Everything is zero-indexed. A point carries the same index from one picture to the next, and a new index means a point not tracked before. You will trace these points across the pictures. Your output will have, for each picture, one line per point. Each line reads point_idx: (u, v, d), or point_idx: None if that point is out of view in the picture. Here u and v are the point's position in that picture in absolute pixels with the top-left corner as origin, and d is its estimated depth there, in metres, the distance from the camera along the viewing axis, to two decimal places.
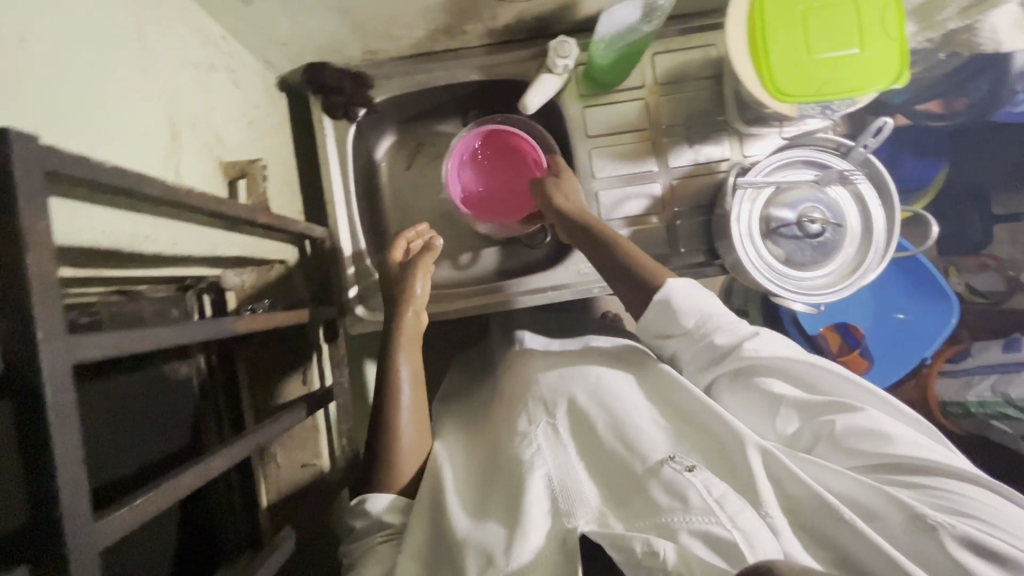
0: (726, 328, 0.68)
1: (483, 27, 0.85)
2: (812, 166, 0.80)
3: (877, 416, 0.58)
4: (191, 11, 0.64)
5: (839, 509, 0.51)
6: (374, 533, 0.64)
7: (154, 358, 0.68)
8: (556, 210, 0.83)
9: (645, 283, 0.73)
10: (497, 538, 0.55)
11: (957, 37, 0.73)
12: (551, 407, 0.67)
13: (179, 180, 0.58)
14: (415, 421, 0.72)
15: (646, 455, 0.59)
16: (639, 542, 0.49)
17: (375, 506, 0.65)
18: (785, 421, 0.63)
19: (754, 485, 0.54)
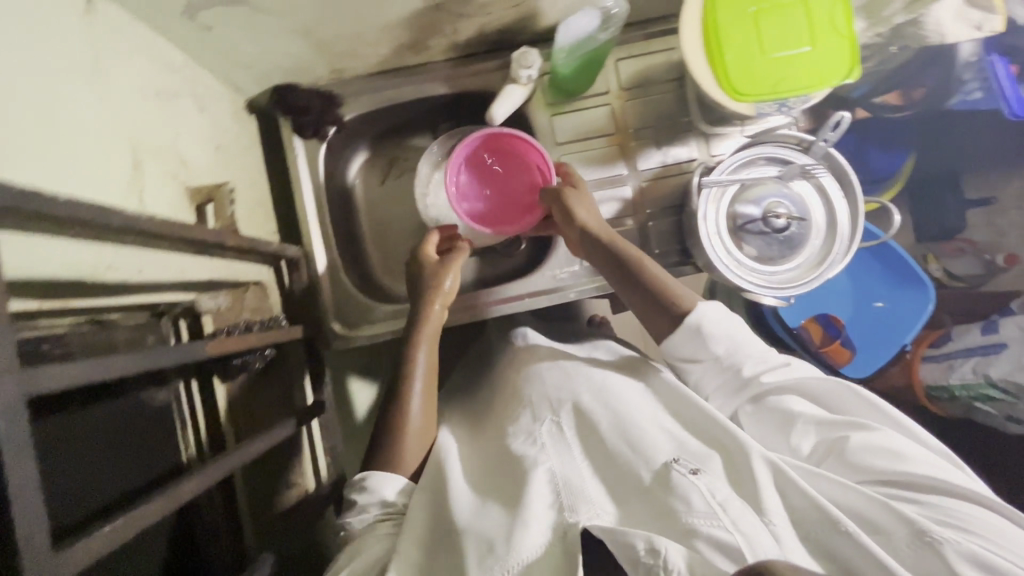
0: (757, 360, 0.69)
1: (447, 42, 0.86)
2: (775, 163, 0.82)
3: (893, 436, 0.59)
4: (152, 40, 0.65)
5: (842, 522, 0.52)
6: (375, 513, 0.65)
7: (128, 385, 0.68)
8: (576, 225, 0.81)
9: (669, 307, 0.74)
10: (499, 528, 0.56)
11: (905, 31, 0.75)
12: (556, 407, 0.69)
13: (143, 208, 0.58)
14: (425, 413, 0.74)
15: (649, 457, 0.60)
16: (639, 540, 0.50)
17: (380, 485, 0.66)
18: (801, 437, 0.63)
19: (758, 491, 0.55)
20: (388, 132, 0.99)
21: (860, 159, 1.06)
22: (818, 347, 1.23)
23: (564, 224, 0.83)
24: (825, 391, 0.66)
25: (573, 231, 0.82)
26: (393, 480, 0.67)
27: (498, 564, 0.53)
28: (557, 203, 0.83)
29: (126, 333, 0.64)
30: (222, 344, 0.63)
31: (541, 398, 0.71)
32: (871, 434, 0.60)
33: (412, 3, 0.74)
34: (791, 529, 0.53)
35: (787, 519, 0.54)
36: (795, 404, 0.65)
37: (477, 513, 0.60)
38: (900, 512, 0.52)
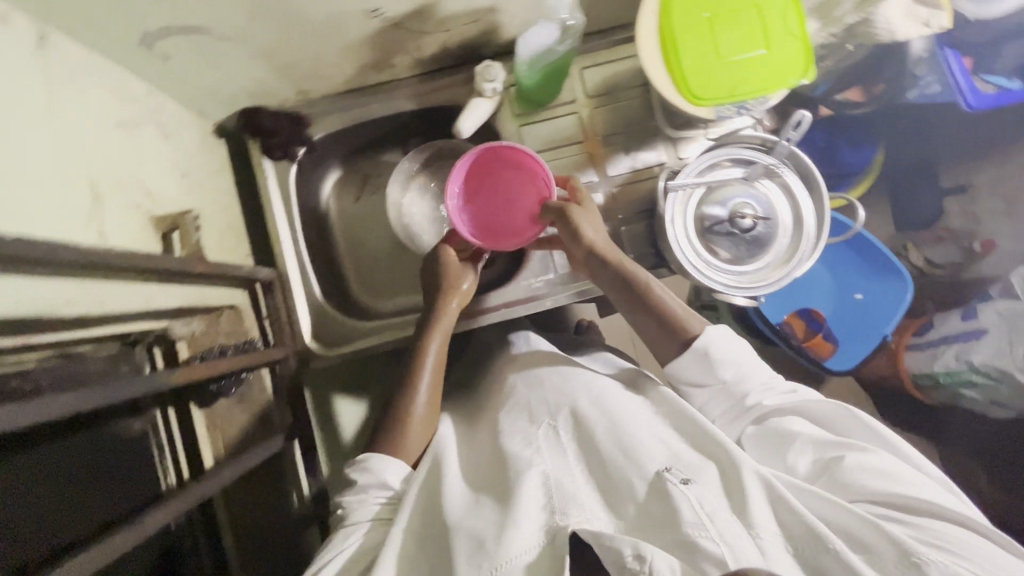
0: (762, 389, 0.71)
1: (411, 59, 0.87)
2: (740, 164, 0.83)
3: (890, 461, 0.59)
4: (111, 71, 0.65)
5: (828, 538, 0.51)
6: (373, 494, 0.68)
7: (101, 416, 0.69)
8: (583, 245, 0.80)
9: (675, 330, 0.75)
10: (489, 525, 0.57)
11: (857, 30, 0.76)
12: (553, 411, 0.70)
13: (105, 242, 0.58)
14: (428, 409, 0.77)
15: (642, 464, 0.60)
16: (627, 547, 0.51)
17: (380, 468, 0.70)
18: (797, 455, 0.64)
19: (747, 502, 0.55)
20: (360, 149, 0.99)
21: (830, 155, 1.07)
22: (802, 342, 1.23)
23: (569, 242, 0.82)
24: (826, 415, 0.66)
25: (579, 250, 0.81)
26: (392, 463, 0.70)
27: (488, 560, 0.54)
28: (564, 223, 0.81)
29: (94, 364, 0.66)
30: (195, 371, 0.62)
31: (540, 402, 0.72)
32: (865, 456, 0.60)
33: (372, 22, 0.75)
34: (779, 544, 0.52)
35: (773, 523, 0.54)
36: (794, 424, 0.66)
37: (468, 511, 0.61)
38: (887, 531, 0.51)
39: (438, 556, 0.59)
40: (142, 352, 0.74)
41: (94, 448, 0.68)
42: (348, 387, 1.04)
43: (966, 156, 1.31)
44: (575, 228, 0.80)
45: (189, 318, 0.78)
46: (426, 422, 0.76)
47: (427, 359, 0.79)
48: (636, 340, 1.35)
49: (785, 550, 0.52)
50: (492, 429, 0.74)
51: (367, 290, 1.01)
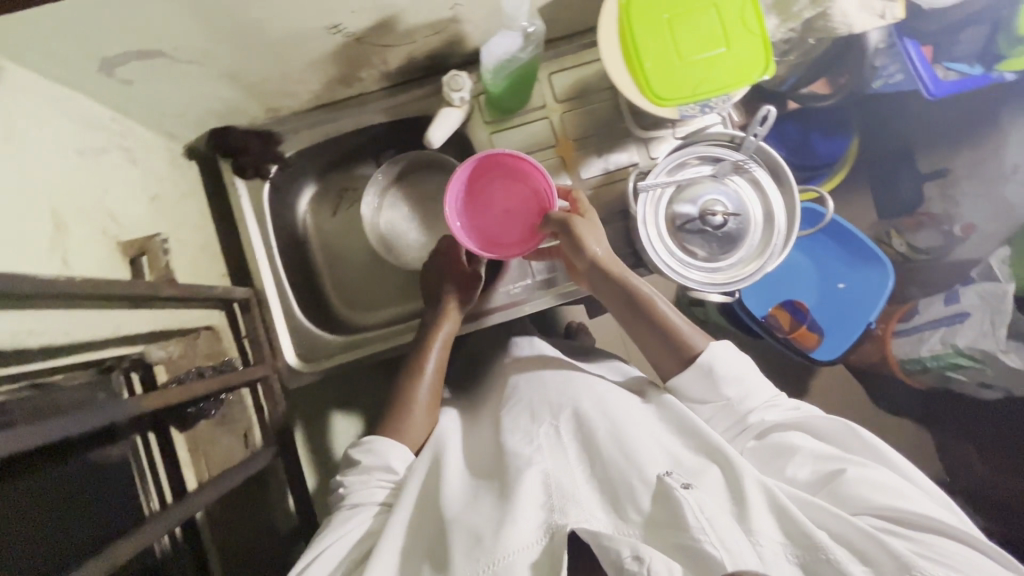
0: (765, 406, 0.70)
1: (378, 72, 0.88)
2: (708, 161, 0.83)
3: (894, 477, 0.58)
4: (72, 99, 0.65)
5: (828, 549, 0.50)
6: (375, 476, 0.71)
7: (75, 446, 0.67)
8: (586, 258, 0.79)
9: (678, 345, 0.75)
10: (487, 522, 0.57)
11: (815, 24, 0.77)
12: (556, 411, 0.69)
13: (69, 270, 0.58)
14: (429, 401, 0.79)
15: (643, 467, 0.59)
16: (626, 548, 0.50)
17: (384, 451, 0.72)
18: (796, 467, 0.62)
19: (748, 508, 0.55)
20: (335, 163, 0.99)
21: (804, 146, 1.08)
22: (788, 333, 1.23)
23: (574, 256, 0.80)
24: (829, 429, 0.65)
25: (581, 261, 0.80)
26: (396, 448, 0.73)
27: (485, 555, 0.54)
28: (567, 236, 0.80)
29: (74, 393, 0.63)
30: (166, 395, 0.62)
31: (542, 402, 0.71)
32: (866, 470, 0.59)
33: (334, 38, 0.75)
34: (780, 552, 0.51)
35: (775, 528, 0.53)
36: (796, 438, 0.65)
37: (466, 506, 0.61)
38: (888, 544, 0.50)
39: (433, 550, 0.59)
40: (119, 377, 0.71)
41: (74, 479, 0.66)
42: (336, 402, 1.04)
43: (940, 141, 1.32)
44: (580, 243, 0.79)
45: (165, 341, 0.78)
46: (422, 424, 0.77)
47: (427, 364, 0.81)
48: (626, 340, 1.35)
49: (785, 557, 0.51)
50: (495, 424, 0.74)
51: (349, 304, 1.00)
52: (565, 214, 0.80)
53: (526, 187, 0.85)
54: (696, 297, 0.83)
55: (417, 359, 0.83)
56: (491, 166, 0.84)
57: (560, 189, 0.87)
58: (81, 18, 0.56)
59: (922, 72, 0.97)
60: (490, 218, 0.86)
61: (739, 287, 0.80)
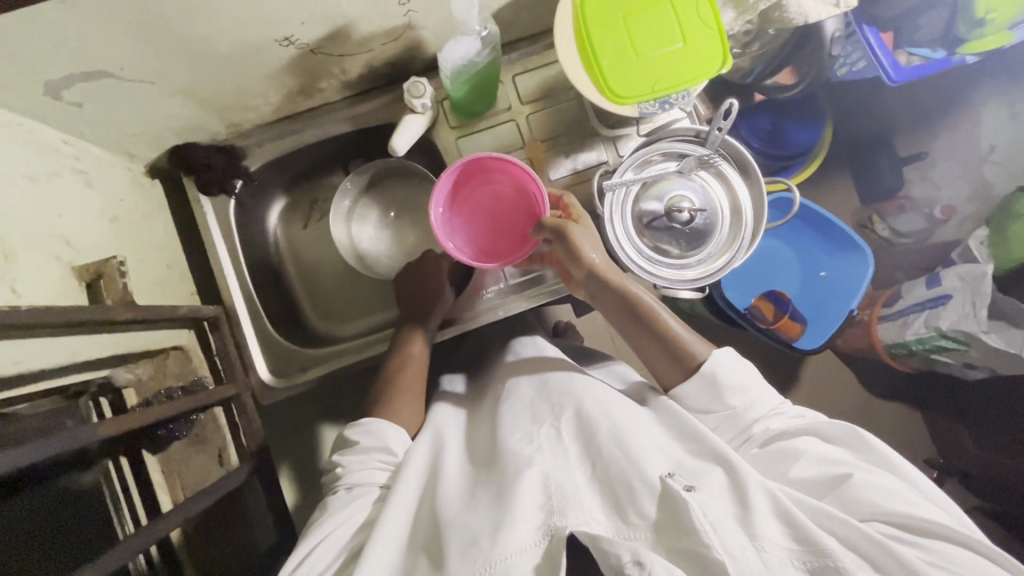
0: (772, 414, 0.69)
1: (338, 81, 0.87)
2: (673, 157, 0.83)
3: (899, 483, 0.58)
4: (18, 124, 0.64)
5: (835, 556, 0.50)
6: (375, 456, 0.70)
7: (47, 472, 0.66)
8: (583, 266, 0.77)
9: (679, 352, 0.73)
10: (484, 523, 0.56)
11: (772, 15, 0.77)
12: (557, 412, 0.68)
13: (20, 298, 0.57)
14: (411, 398, 0.79)
15: (643, 468, 0.58)
16: (626, 552, 0.50)
17: (383, 433, 0.72)
18: (800, 469, 0.62)
19: (752, 513, 0.54)
20: (303, 175, 0.98)
21: (777, 136, 1.08)
22: (771, 324, 1.20)
23: (570, 263, 0.78)
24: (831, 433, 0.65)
25: (579, 270, 0.78)
26: (394, 431, 0.73)
27: (483, 557, 0.54)
28: (561, 242, 0.77)
29: (32, 423, 0.62)
30: (127, 421, 0.60)
31: (542, 402, 0.70)
32: (870, 474, 0.59)
33: (287, 50, 0.75)
34: (785, 557, 0.51)
35: (780, 531, 0.52)
36: (801, 442, 0.65)
37: (463, 508, 0.60)
38: (895, 550, 0.50)
39: (431, 550, 0.59)
40: (88, 402, 0.71)
41: (43, 507, 0.65)
42: (320, 415, 1.03)
43: (916, 125, 1.32)
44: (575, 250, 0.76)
45: (133, 364, 0.78)
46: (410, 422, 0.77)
47: (411, 360, 0.83)
48: (615, 337, 1.35)
49: (790, 561, 0.51)
50: (493, 420, 0.73)
51: (328, 316, 1.00)
52: (558, 220, 0.77)
53: (511, 194, 0.84)
54: (668, 294, 0.83)
55: (399, 360, 0.83)
56: (476, 171, 0.84)
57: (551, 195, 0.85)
58: (19, 44, 0.55)
59: (881, 58, 0.95)
60: (480, 226, 0.85)
61: (708, 283, 0.79)
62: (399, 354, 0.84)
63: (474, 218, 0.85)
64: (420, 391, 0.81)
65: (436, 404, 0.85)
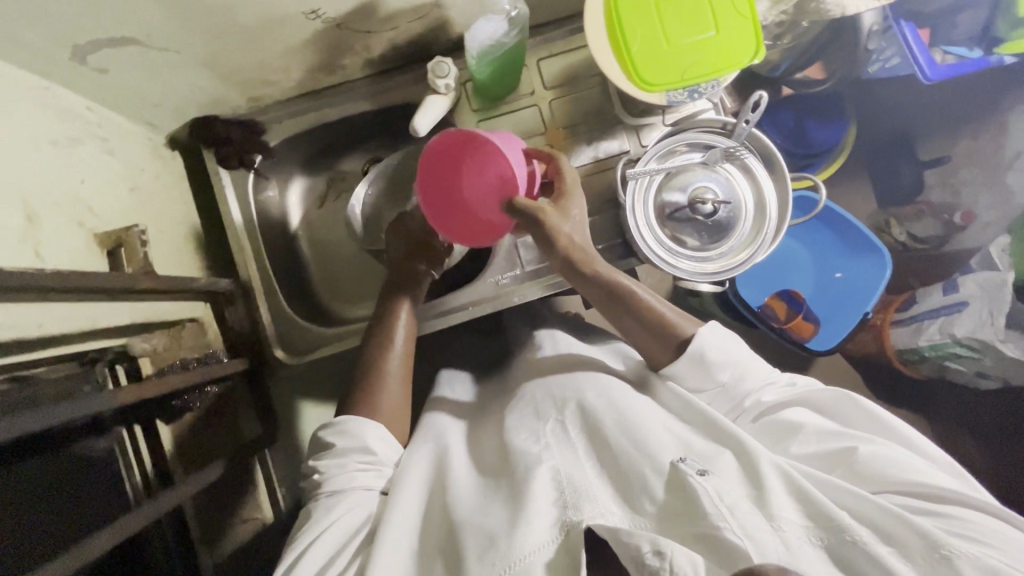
0: (762, 385, 0.69)
1: (362, 59, 0.86)
2: (699, 148, 0.82)
3: (899, 449, 0.58)
4: (43, 88, 0.64)
5: (852, 530, 0.50)
6: (353, 458, 0.68)
7: (60, 437, 0.66)
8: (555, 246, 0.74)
9: (657, 330, 0.73)
10: (500, 521, 0.56)
11: (807, 6, 0.75)
12: (560, 405, 0.68)
13: (43, 262, 0.58)
14: (399, 390, 0.75)
15: (654, 455, 0.58)
16: (645, 543, 0.50)
17: (359, 433, 0.69)
18: (801, 445, 0.63)
19: (766, 493, 0.53)
20: (320, 153, 0.98)
21: (800, 133, 1.07)
22: (783, 324, 1.19)
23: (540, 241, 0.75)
24: (827, 400, 0.66)
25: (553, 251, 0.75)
26: (372, 428, 0.70)
27: (500, 559, 0.53)
28: (535, 230, 0.74)
29: (50, 389, 0.61)
30: (141, 389, 0.62)
31: (545, 398, 0.70)
32: (876, 446, 0.59)
33: (313, 23, 0.74)
34: (803, 535, 0.51)
35: (793, 508, 0.52)
36: (797, 416, 0.65)
37: (476, 508, 0.59)
38: (914, 524, 0.49)
39: (447, 550, 0.58)
40: (104, 369, 0.69)
41: (58, 472, 0.65)
42: (327, 394, 1.03)
43: (941, 128, 1.30)
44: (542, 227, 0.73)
45: (148, 334, 0.77)
46: (393, 419, 0.74)
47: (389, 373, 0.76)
48: None
49: (808, 540, 0.50)
50: (501, 420, 0.73)
51: (336, 295, 0.99)
52: (535, 205, 0.73)
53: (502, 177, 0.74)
54: (686, 287, 0.82)
55: (377, 379, 0.75)
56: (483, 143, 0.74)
57: (540, 153, 0.80)
58: (49, 7, 0.55)
59: (917, 55, 0.94)
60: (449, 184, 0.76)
61: (730, 277, 0.79)
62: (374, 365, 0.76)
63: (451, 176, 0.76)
64: (406, 383, 0.77)
65: (432, 405, 0.84)
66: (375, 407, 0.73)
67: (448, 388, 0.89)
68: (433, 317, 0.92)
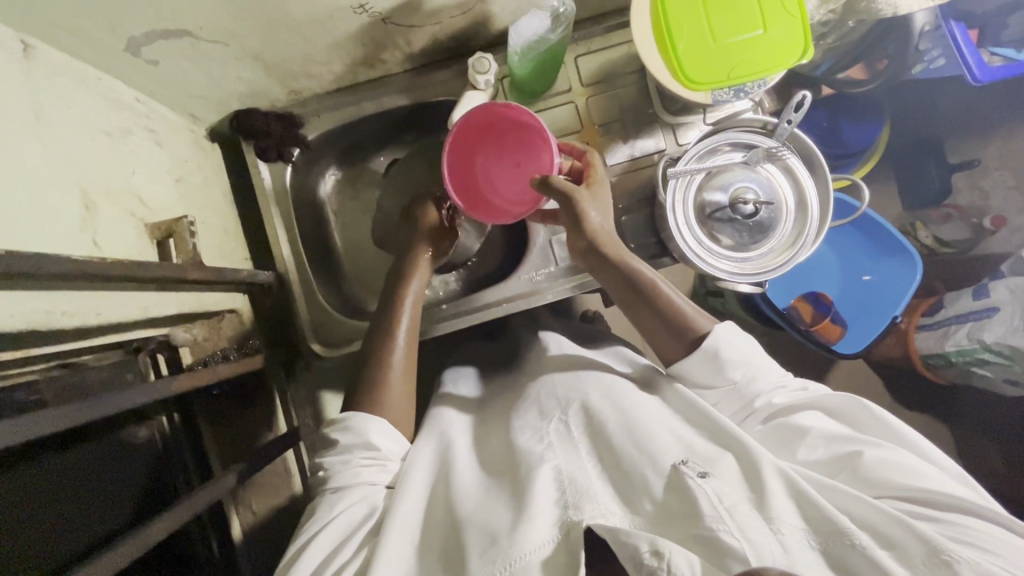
0: (773, 387, 0.66)
1: (402, 53, 0.86)
2: (740, 148, 0.81)
3: (907, 454, 0.56)
4: (97, 79, 0.65)
5: (851, 534, 0.48)
6: (357, 454, 0.65)
7: (106, 426, 0.67)
8: (582, 229, 0.73)
9: (673, 322, 0.70)
10: (503, 520, 0.54)
11: (858, 5, 0.75)
12: (564, 405, 0.67)
13: (99, 250, 0.59)
14: (403, 386, 0.71)
15: (656, 456, 0.57)
16: (644, 543, 0.47)
17: (364, 428, 0.65)
18: (807, 451, 0.60)
19: (766, 495, 0.52)
20: (352, 147, 0.98)
21: (833, 134, 1.06)
22: (809, 326, 1.17)
23: (566, 214, 0.73)
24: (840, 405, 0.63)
25: (577, 233, 0.74)
26: (374, 422, 0.66)
27: (501, 557, 0.51)
28: (566, 210, 0.73)
29: (96, 375, 0.62)
30: (195, 377, 0.64)
31: (550, 397, 0.69)
32: (884, 451, 0.56)
33: (359, 18, 0.74)
34: (801, 538, 0.49)
35: (793, 512, 0.50)
36: (807, 420, 0.62)
37: (479, 505, 0.58)
38: (916, 528, 0.47)
39: (447, 547, 0.56)
40: (145, 359, 0.70)
41: (100, 458, 0.65)
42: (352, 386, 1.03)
43: (971, 131, 1.27)
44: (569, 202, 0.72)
45: (188, 325, 0.76)
46: (400, 417, 0.70)
47: (391, 378, 0.70)
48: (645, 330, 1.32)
49: (807, 544, 0.48)
50: (506, 425, 0.71)
51: (360, 289, 0.99)
52: (568, 185, 0.73)
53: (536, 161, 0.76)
54: (723, 287, 0.82)
55: (380, 375, 0.70)
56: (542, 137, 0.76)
57: (576, 148, 0.82)
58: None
59: (967, 56, 0.94)
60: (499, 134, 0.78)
61: (770, 278, 0.79)
62: (378, 366, 0.71)
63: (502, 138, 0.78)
64: (412, 381, 0.73)
65: (435, 409, 0.81)
66: (382, 406, 0.69)
67: (453, 385, 0.88)
68: (460, 315, 0.92)
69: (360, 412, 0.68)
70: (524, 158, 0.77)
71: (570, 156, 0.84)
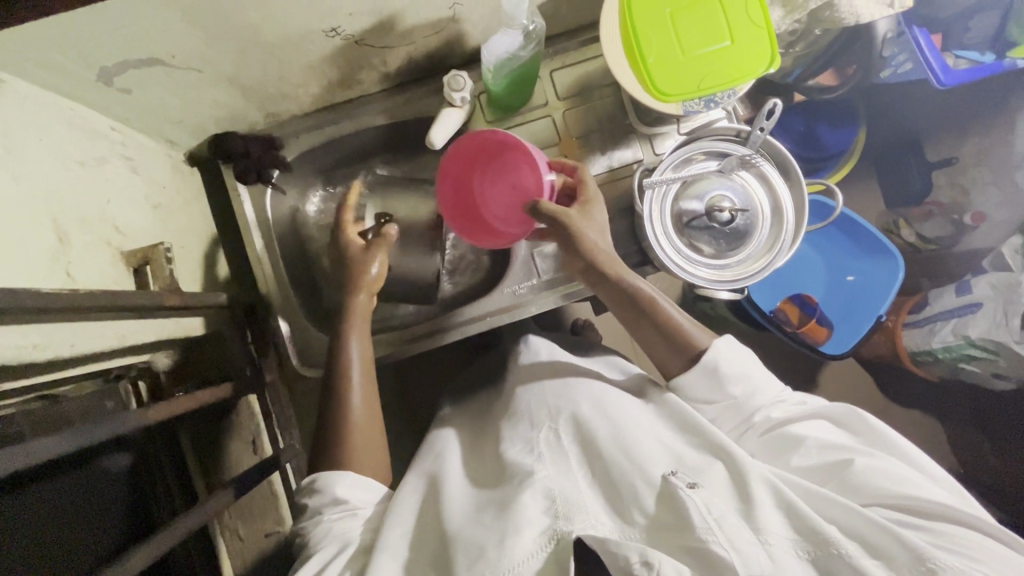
0: (772, 403, 0.66)
1: (378, 73, 0.87)
2: (715, 155, 0.82)
3: (900, 463, 0.56)
4: (68, 110, 0.65)
5: (838, 543, 0.48)
6: (326, 513, 0.62)
7: (88, 457, 0.66)
8: (581, 248, 0.73)
9: (672, 336, 0.70)
10: (491, 534, 0.54)
11: (823, 13, 0.77)
12: (554, 415, 0.67)
13: (74, 281, 0.59)
14: (364, 422, 0.69)
15: (646, 467, 0.57)
16: (634, 553, 0.48)
17: (329, 484, 0.63)
18: (800, 461, 0.60)
19: (753, 504, 0.52)
20: (334, 166, 0.98)
21: (810, 138, 1.07)
22: (796, 328, 1.18)
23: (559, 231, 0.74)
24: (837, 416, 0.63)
25: (578, 253, 0.74)
26: (338, 475, 0.63)
27: (489, 569, 0.51)
28: (561, 230, 0.74)
29: (75, 405, 0.65)
30: (176, 403, 0.63)
31: (540, 407, 0.69)
32: (873, 459, 0.56)
33: (333, 41, 0.75)
34: (789, 548, 0.49)
35: (782, 522, 0.50)
36: (803, 429, 0.62)
37: (469, 519, 0.58)
38: (903, 536, 0.47)
39: (437, 564, 0.56)
40: (127, 386, 0.74)
41: (84, 488, 0.65)
42: None
43: (950, 129, 1.29)
44: (567, 222, 0.73)
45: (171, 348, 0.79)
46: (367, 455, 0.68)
47: (351, 427, 0.68)
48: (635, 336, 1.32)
49: (796, 553, 0.49)
50: (493, 442, 0.70)
51: None
52: (558, 208, 0.74)
53: (524, 177, 0.79)
54: (706, 294, 0.83)
55: (338, 413, 0.69)
56: (520, 153, 0.78)
57: (567, 166, 0.82)
58: (85, 32, 0.56)
59: (932, 60, 0.96)
60: (488, 156, 0.82)
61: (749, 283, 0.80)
62: (336, 417, 0.69)
63: (490, 160, 0.82)
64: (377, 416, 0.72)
65: (436, 429, 0.84)
66: (352, 439, 0.67)
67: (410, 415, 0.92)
68: (446, 332, 0.92)
69: (326, 471, 0.65)
70: (513, 176, 0.81)
71: (563, 173, 0.84)
